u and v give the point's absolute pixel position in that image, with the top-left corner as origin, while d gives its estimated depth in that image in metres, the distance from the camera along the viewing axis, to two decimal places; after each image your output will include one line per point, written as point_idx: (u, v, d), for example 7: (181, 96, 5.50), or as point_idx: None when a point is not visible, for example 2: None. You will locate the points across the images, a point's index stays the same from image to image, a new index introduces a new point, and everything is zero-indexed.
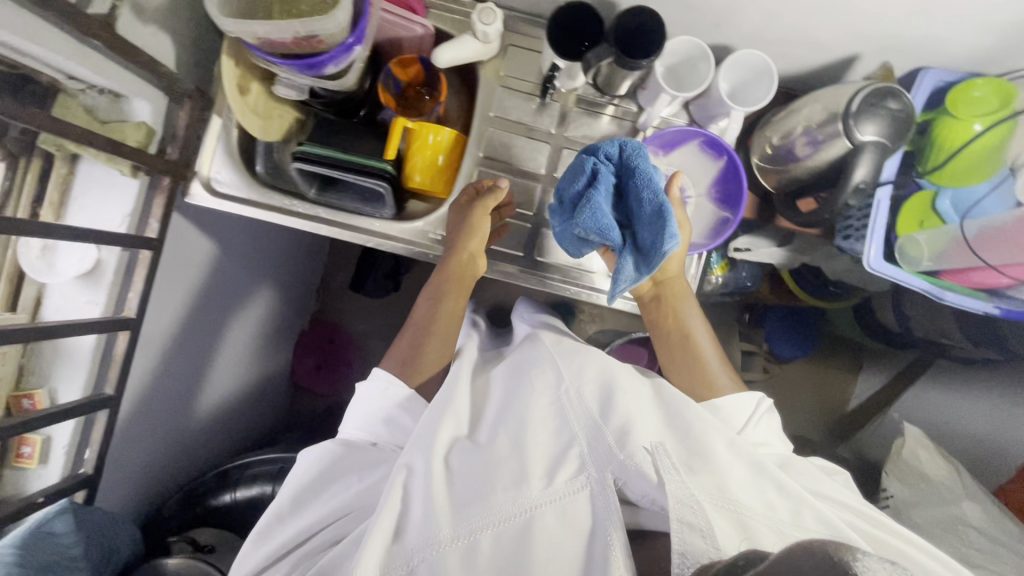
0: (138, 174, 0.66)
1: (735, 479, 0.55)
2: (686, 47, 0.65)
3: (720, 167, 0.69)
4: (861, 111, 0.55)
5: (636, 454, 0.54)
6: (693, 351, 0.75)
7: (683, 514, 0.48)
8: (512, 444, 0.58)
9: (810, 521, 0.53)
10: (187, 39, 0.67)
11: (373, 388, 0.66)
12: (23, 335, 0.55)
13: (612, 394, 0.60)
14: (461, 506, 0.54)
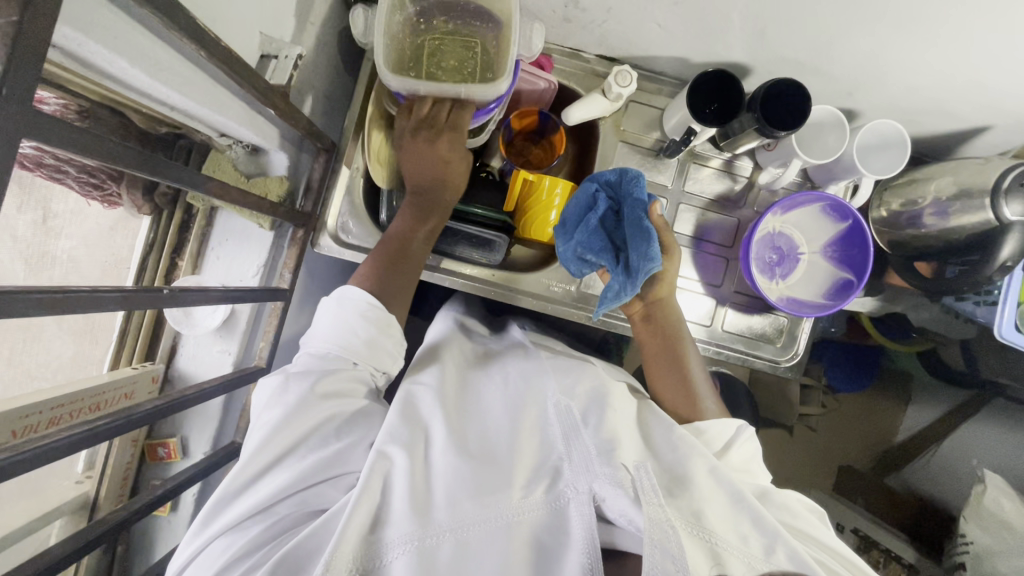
0: (274, 225, 0.66)
1: (712, 508, 0.49)
2: (820, 115, 0.66)
3: (841, 229, 0.70)
4: (1011, 189, 0.57)
5: (616, 470, 0.48)
6: (682, 367, 0.68)
7: (655, 538, 0.43)
8: (497, 452, 0.54)
9: (782, 560, 0.45)
10: (320, 92, 0.68)
11: (348, 312, 0.56)
12: (148, 417, 0.49)
13: (602, 408, 0.57)
14: (436, 506, 0.49)
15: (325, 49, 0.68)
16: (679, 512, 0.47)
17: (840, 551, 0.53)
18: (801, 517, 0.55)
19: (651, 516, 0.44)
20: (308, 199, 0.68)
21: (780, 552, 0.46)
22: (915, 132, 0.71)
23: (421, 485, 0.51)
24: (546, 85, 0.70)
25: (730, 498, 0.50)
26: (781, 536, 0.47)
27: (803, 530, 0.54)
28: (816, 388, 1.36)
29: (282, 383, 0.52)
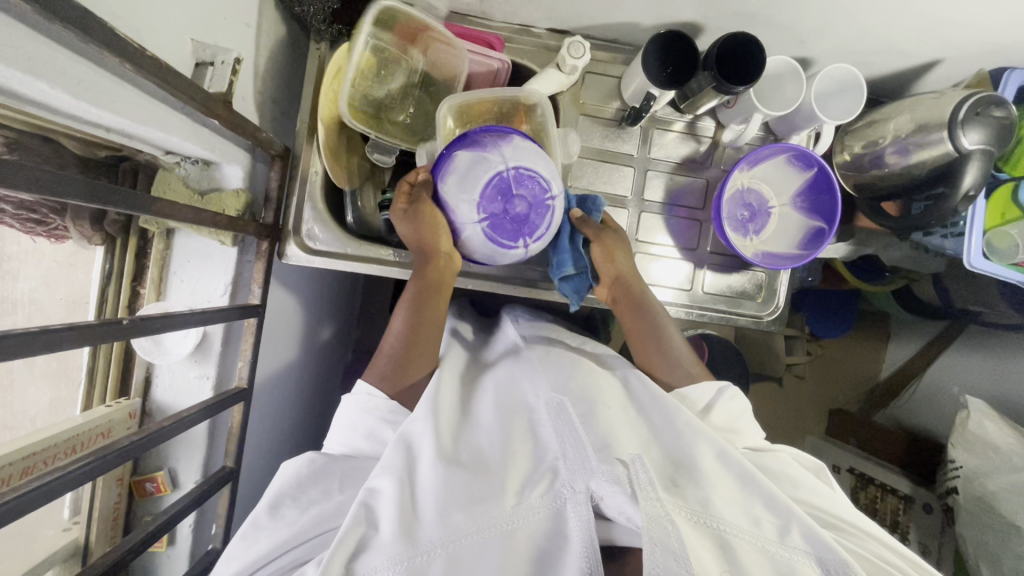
0: (236, 241, 0.64)
1: (719, 493, 0.53)
2: (776, 66, 0.66)
3: (809, 178, 0.71)
4: (967, 120, 0.57)
5: (613, 468, 0.52)
6: (656, 338, 0.69)
7: (656, 534, 0.48)
8: (490, 460, 0.56)
9: (796, 540, 0.51)
10: (266, 97, 0.66)
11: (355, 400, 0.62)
12: (122, 454, 0.47)
13: (596, 408, 0.59)
14: (430, 522, 0.50)
15: (266, 52, 0.65)
16: (686, 503, 0.52)
17: (843, 514, 0.57)
18: (806, 488, 0.59)
19: (649, 511, 0.49)
20: (269, 210, 0.65)
21: (793, 532, 0.51)
22: (870, 74, 0.72)
23: (414, 502, 0.52)
24: (499, 65, 0.69)
25: (737, 481, 0.55)
26: (793, 514, 0.52)
27: (808, 501, 0.58)
28: (800, 337, 1.41)
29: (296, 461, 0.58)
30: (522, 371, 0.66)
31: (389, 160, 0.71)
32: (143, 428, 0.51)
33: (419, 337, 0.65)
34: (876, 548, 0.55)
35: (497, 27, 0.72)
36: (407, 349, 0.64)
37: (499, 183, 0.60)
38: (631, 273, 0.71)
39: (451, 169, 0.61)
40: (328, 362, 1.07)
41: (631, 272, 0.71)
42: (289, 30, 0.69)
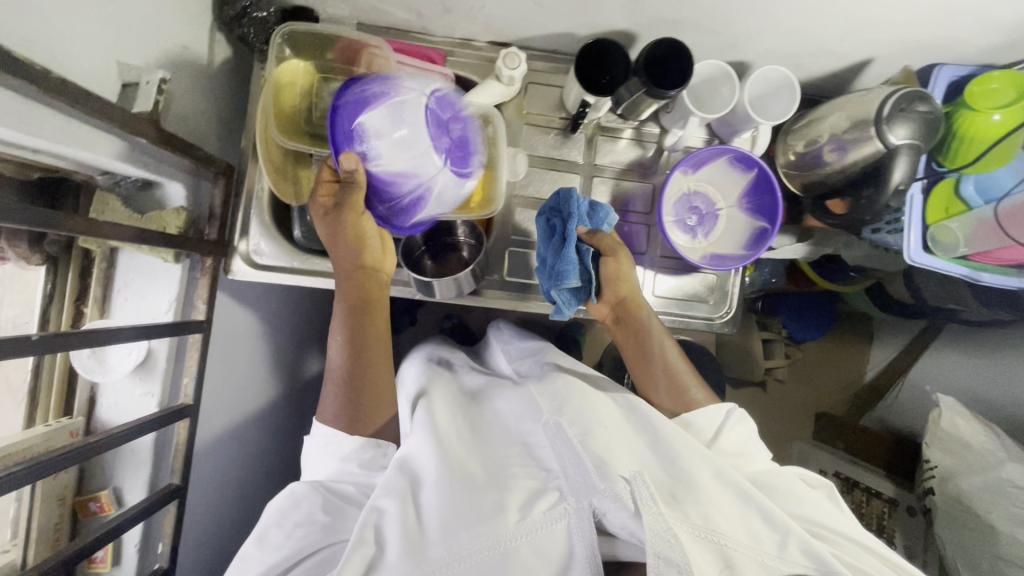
0: (179, 258, 0.64)
1: (720, 508, 0.55)
2: (709, 70, 0.67)
3: (750, 179, 0.71)
4: (892, 116, 0.58)
5: (615, 485, 0.54)
6: (655, 360, 0.72)
7: (660, 549, 0.50)
8: (492, 481, 0.59)
9: (794, 554, 0.53)
10: (209, 116, 0.67)
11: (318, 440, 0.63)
12: (35, 473, 0.46)
13: (592, 427, 0.61)
14: (435, 541, 0.53)
15: (208, 73, 0.66)
16: (687, 518, 0.53)
17: (844, 531, 0.58)
18: (803, 503, 0.60)
19: (653, 527, 0.51)
20: (212, 227, 0.67)
21: (791, 546, 0.53)
22: (808, 75, 0.72)
23: (417, 522, 0.56)
24: (441, 78, 0.71)
25: (736, 498, 0.57)
26: (791, 530, 0.54)
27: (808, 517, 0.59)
28: (779, 340, 1.38)
29: (284, 495, 0.59)
30: (523, 395, 0.68)
31: None
32: (90, 436, 0.54)
33: (365, 358, 0.64)
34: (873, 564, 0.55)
35: (439, 41, 0.73)
36: (357, 371, 0.64)
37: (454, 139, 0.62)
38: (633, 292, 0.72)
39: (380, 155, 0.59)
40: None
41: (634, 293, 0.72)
42: (234, 51, 0.70)
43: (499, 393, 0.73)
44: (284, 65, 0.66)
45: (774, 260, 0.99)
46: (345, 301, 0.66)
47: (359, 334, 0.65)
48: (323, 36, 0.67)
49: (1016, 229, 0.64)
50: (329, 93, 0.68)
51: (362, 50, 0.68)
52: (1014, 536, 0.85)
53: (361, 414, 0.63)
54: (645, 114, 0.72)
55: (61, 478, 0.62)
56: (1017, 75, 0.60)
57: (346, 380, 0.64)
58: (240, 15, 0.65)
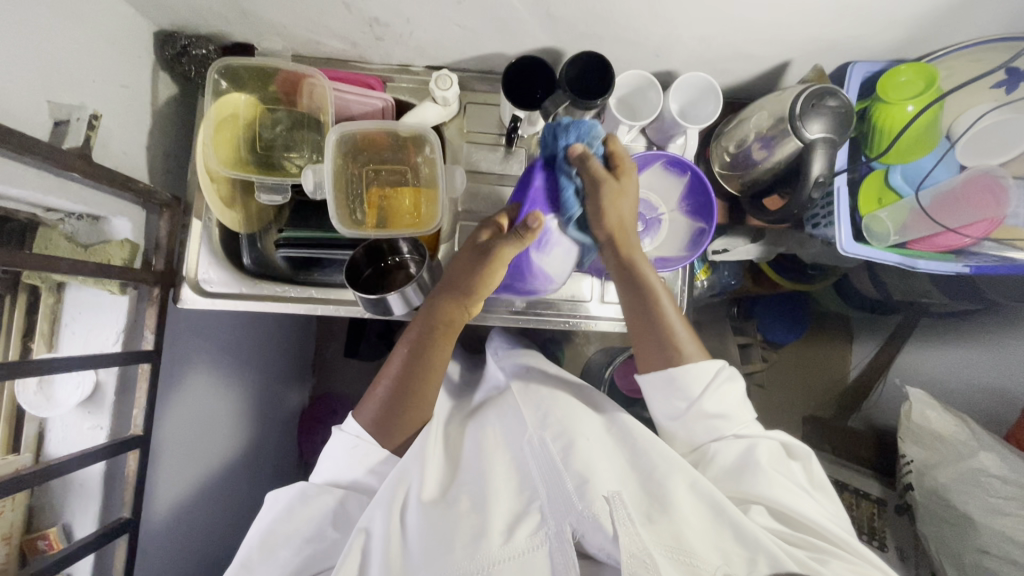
0: (126, 290, 0.65)
1: (693, 526, 0.55)
2: (634, 80, 0.70)
3: (684, 182, 0.73)
4: (804, 112, 0.60)
5: (593, 504, 0.54)
6: (653, 315, 0.68)
7: (636, 570, 0.48)
8: (473, 504, 0.59)
9: (764, 571, 0.52)
10: (155, 150, 0.70)
11: (341, 445, 0.65)
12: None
13: (573, 446, 0.62)
14: (417, 567, 0.54)
15: (151, 109, 0.69)
16: (661, 536, 0.53)
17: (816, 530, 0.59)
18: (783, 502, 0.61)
19: (630, 548, 0.50)
20: (160, 256, 0.68)
21: (761, 563, 0.53)
22: (732, 79, 0.75)
23: (400, 548, 0.56)
24: (383, 103, 0.74)
25: (710, 513, 0.57)
26: (762, 546, 0.54)
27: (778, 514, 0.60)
28: (756, 344, 1.35)
29: (286, 493, 0.62)
30: (507, 418, 0.69)
31: (280, 199, 0.70)
32: (39, 465, 0.56)
33: (415, 366, 0.67)
34: (843, 568, 0.56)
35: (377, 69, 0.78)
36: (402, 388, 0.66)
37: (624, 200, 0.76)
38: (628, 233, 0.68)
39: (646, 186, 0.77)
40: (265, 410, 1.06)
41: (625, 223, 0.67)
42: (180, 88, 0.74)
43: (494, 408, 0.74)
44: (225, 97, 0.69)
45: (732, 262, 1.01)
46: (423, 325, 0.68)
47: (421, 343, 0.67)
48: (262, 69, 0.70)
49: (944, 215, 0.68)
50: (271, 123, 0.71)
51: (301, 81, 0.70)
52: (991, 526, 0.84)
53: (390, 430, 0.65)
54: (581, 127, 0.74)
55: (6, 516, 0.61)
56: (922, 66, 0.63)
57: (389, 394, 0.66)
58: (181, 54, 0.69)
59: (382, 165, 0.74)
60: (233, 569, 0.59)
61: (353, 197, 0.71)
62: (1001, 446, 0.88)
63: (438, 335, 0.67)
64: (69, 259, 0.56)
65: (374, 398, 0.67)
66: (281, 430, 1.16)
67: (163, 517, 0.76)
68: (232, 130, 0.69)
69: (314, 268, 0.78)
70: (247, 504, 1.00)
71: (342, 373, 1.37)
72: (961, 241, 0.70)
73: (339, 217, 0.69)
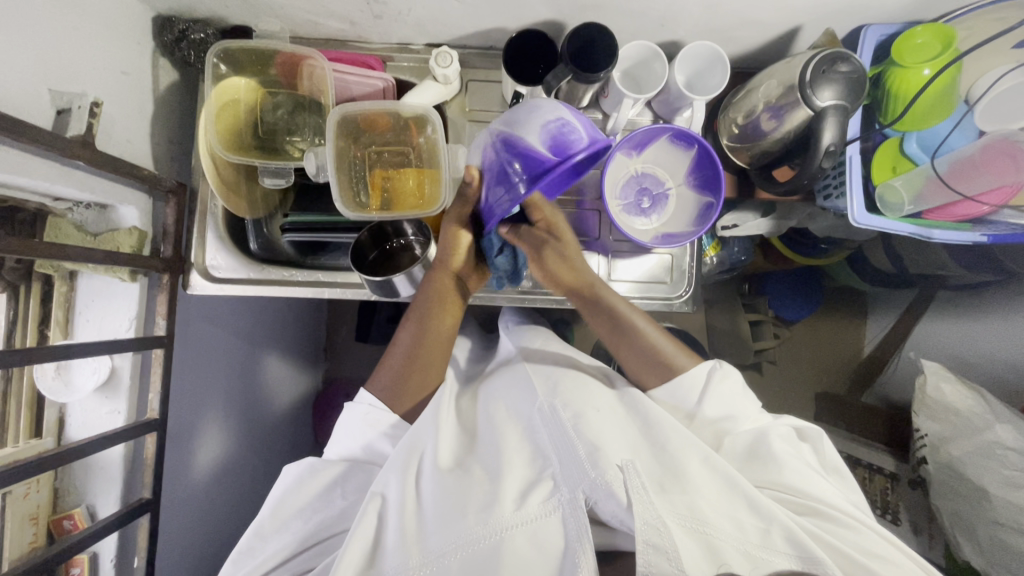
0: (137, 277, 0.66)
1: (707, 497, 0.56)
2: (637, 51, 0.68)
3: (691, 157, 0.71)
4: (815, 79, 0.58)
5: (607, 473, 0.54)
6: (628, 331, 0.71)
7: (649, 536, 0.49)
8: (488, 473, 0.60)
9: (779, 542, 0.53)
10: (160, 138, 0.70)
11: (353, 418, 0.67)
12: None
13: (584, 421, 0.61)
14: (432, 533, 0.56)
15: (153, 96, 0.69)
16: (674, 507, 0.54)
17: (819, 501, 0.60)
18: (795, 476, 0.61)
19: (643, 515, 0.50)
20: (167, 243, 0.69)
21: (776, 534, 0.53)
22: (741, 48, 0.73)
23: (417, 515, 0.58)
24: (383, 84, 0.74)
25: (723, 484, 0.57)
26: (775, 517, 0.54)
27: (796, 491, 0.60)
28: (767, 322, 1.33)
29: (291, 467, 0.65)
30: (518, 391, 0.70)
31: (284, 182, 0.71)
32: (61, 448, 0.58)
33: (427, 339, 0.71)
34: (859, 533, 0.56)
35: (377, 48, 0.77)
36: (410, 360, 0.70)
37: (643, 184, 0.76)
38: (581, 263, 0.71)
39: (655, 171, 0.76)
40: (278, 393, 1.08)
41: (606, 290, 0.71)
42: (180, 74, 0.73)
43: (500, 379, 0.75)
44: (225, 82, 0.69)
45: (742, 238, 0.99)
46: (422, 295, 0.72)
47: (425, 324, 0.70)
48: (262, 52, 0.69)
49: (964, 183, 0.66)
50: (273, 107, 0.71)
51: (301, 63, 0.70)
52: (1007, 499, 0.83)
53: (399, 395, 0.69)
54: (585, 102, 0.73)
55: (32, 497, 0.63)
56: (939, 27, 0.60)
57: (402, 363, 0.70)
58: (180, 38, 0.68)
59: (384, 147, 0.73)
60: (249, 536, 0.62)
61: (356, 180, 0.71)
62: (1018, 418, 0.87)
63: (432, 311, 0.70)
64: (78, 247, 0.56)
65: (383, 372, 0.71)
66: (295, 413, 1.18)
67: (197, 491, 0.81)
68: (231, 116, 0.69)
69: (321, 254, 0.79)
70: (263, 484, 1.03)
71: (354, 356, 1.39)
72: (978, 210, 0.68)
73: (342, 200, 0.69)
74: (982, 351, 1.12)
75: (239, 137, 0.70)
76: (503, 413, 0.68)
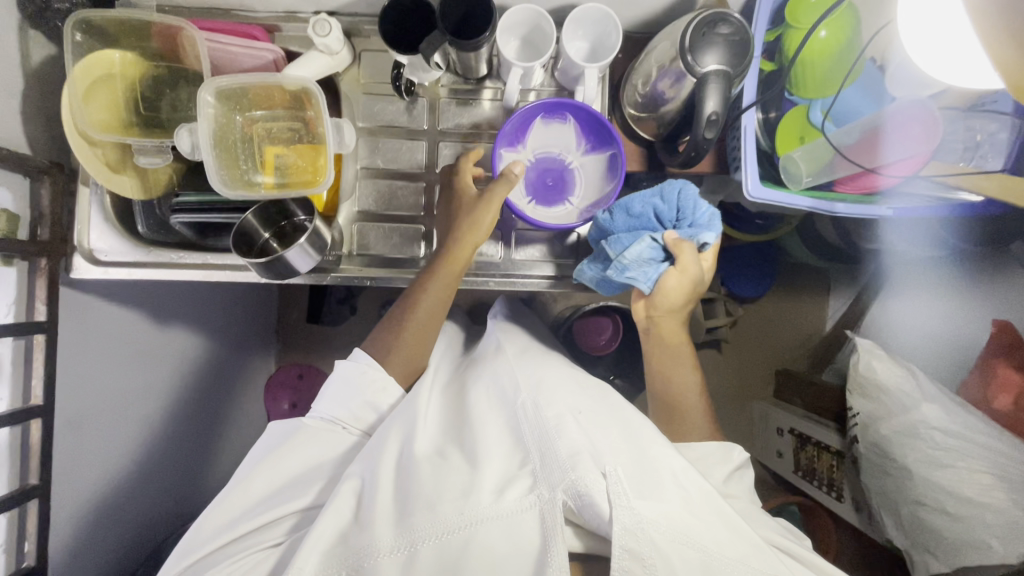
0: (12, 261, 0.64)
1: (690, 504, 0.53)
2: (525, 15, 0.64)
3: (573, 126, 0.69)
4: (694, 44, 0.54)
5: (587, 475, 0.52)
6: (673, 385, 0.73)
7: (626, 542, 0.48)
8: (466, 462, 0.59)
9: (754, 560, 0.51)
10: (34, 117, 0.67)
11: (352, 372, 0.66)
12: None
13: (571, 420, 0.60)
14: (405, 515, 0.54)
15: (22, 72, 0.66)
16: (655, 510, 0.51)
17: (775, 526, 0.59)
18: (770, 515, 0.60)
19: (621, 520, 0.49)
20: (45, 227, 0.67)
21: (749, 549, 0.52)
22: (645, 11, 0.69)
23: (391, 498, 0.56)
24: (273, 55, 0.71)
25: (704, 496, 0.54)
26: (747, 533, 0.53)
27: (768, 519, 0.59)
28: (720, 299, 1.29)
29: (281, 424, 0.64)
30: (504, 387, 0.68)
31: (162, 161, 0.68)
32: None
33: (421, 304, 0.69)
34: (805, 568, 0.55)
35: (265, 18, 0.73)
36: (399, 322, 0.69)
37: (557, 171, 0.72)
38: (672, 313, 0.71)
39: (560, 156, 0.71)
40: (228, 374, 1.06)
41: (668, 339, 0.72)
42: (58, 49, 0.70)
43: (485, 372, 0.72)
44: (96, 55, 0.66)
45: None
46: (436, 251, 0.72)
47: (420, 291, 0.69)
48: (133, 24, 0.66)
49: (864, 156, 0.62)
50: (153, 83, 0.69)
51: (177, 35, 0.67)
52: (929, 478, 0.83)
53: (392, 356, 0.68)
54: (481, 70, 0.71)
55: None
56: None
57: (395, 323, 0.69)
58: (44, 8, 0.65)
59: (269, 124, 0.70)
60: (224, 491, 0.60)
61: (242, 161, 0.68)
62: (947, 397, 0.85)
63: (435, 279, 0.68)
64: None
65: (376, 330, 0.71)
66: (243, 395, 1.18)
67: (131, 476, 0.82)
68: (103, 92, 0.66)
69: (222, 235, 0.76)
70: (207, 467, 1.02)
71: (304, 338, 1.37)
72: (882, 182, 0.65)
73: (225, 178, 0.66)
74: None
75: (110, 113, 0.67)
76: (488, 406, 0.66)
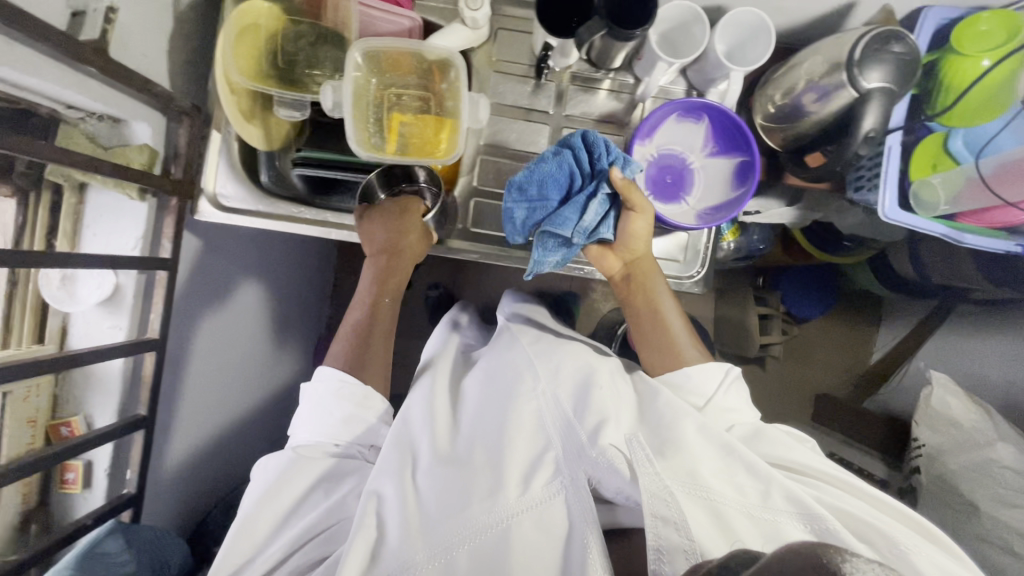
0: (145, 196, 0.66)
1: (709, 466, 0.54)
2: (678, 12, 0.65)
3: (705, 127, 0.70)
4: (865, 59, 0.56)
5: (606, 451, 0.54)
6: (658, 319, 0.70)
7: (657, 509, 0.48)
8: (488, 458, 0.57)
9: (779, 501, 0.51)
10: (177, 57, 0.68)
11: (326, 389, 0.63)
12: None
13: (588, 392, 0.62)
14: (434, 522, 0.53)
15: (173, 11, 0.67)
16: (678, 477, 0.52)
17: (792, 459, 0.59)
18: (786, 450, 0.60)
19: (649, 487, 0.50)
20: (178, 165, 0.68)
21: (775, 494, 0.52)
22: (789, 20, 0.69)
23: (416, 507, 0.55)
24: (410, 23, 0.72)
25: (720, 451, 0.56)
26: (774, 479, 0.53)
27: (782, 458, 0.59)
28: (777, 316, 1.28)
29: (265, 462, 0.61)
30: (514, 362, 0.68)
31: (299, 115, 0.71)
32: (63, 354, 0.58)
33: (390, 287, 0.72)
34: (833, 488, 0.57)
35: None
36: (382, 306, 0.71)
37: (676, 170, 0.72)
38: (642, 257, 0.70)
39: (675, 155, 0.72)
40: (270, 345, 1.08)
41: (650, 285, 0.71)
42: None
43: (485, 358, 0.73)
44: (248, 4, 0.66)
45: (762, 226, 0.97)
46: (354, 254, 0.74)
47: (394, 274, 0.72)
48: None
49: (1004, 187, 0.62)
50: (294, 36, 0.69)
51: None
52: (995, 517, 0.83)
53: (370, 371, 0.65)
54: (617, 62, 0.72)
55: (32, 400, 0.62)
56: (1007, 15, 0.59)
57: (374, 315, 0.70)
58: None
59: (404, 90, 0.70)
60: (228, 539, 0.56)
61: (371, 122, 0.68)
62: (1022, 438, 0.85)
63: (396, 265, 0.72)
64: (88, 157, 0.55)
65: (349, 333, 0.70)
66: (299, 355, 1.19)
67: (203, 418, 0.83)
68: (249, 40, 0.67)
69: (332, 194, 0.76)
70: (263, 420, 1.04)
71: None
72: (1016, 218, 0.64)
73: (359, 141, 0.67)
74: (988, 367, 1.10)
75: (251, 62, 0.67)
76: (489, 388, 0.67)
